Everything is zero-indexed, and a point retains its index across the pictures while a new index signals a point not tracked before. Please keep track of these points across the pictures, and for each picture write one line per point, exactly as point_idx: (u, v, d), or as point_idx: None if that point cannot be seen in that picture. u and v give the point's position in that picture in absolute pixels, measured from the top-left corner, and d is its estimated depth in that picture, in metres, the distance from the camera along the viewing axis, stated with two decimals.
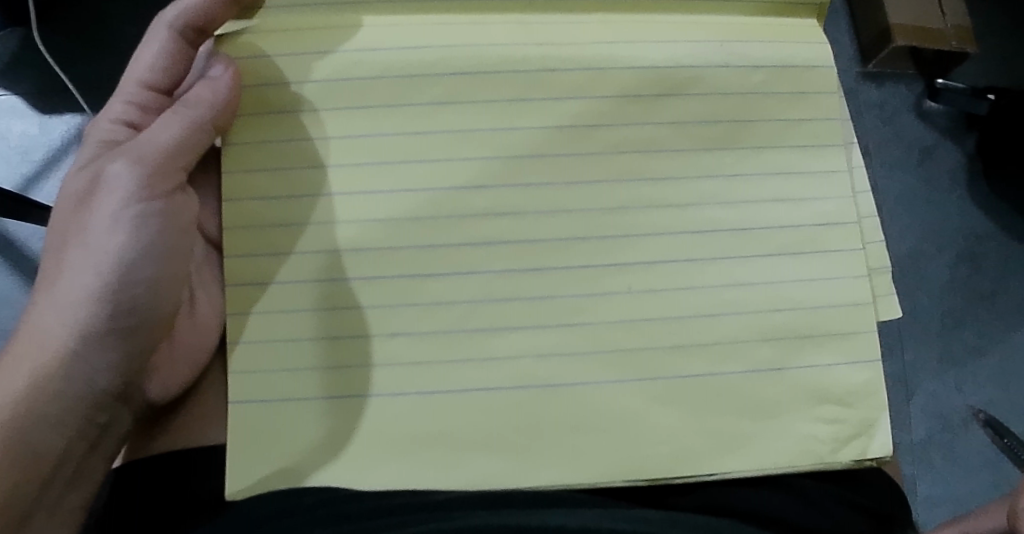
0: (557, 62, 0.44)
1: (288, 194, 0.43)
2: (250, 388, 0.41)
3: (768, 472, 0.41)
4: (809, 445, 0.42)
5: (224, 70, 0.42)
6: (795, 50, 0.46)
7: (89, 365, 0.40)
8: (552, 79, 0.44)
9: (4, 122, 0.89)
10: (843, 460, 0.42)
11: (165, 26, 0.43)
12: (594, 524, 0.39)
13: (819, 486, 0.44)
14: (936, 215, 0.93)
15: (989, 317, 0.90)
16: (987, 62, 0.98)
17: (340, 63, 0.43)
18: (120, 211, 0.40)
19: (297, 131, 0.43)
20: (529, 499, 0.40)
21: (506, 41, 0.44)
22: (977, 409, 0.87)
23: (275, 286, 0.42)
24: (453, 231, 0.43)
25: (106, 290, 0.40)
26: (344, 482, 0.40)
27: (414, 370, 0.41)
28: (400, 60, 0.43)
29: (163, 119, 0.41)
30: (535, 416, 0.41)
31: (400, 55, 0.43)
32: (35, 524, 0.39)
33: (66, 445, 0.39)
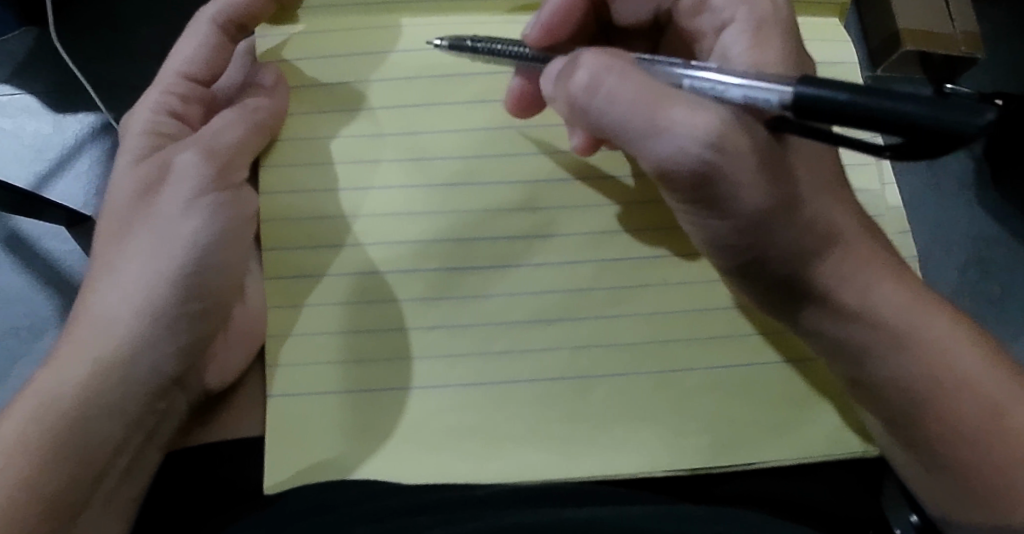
0: None
1: (324, 188, 0.45)
2: (296, 378, 0.41)
3: (810, 459, 0.42)
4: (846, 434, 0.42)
5: (275, 76, 0.46)
6: None
7: (155, 350, 0.39)
8: None
9: (18, 121, 0.83)
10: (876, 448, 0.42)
11: (208, 21, 0.45)
12: (648, 513, 0.37)
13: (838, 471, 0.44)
14: (955, 216, 0.80)
15: (998, 319, 0.77)
16: (994, 62, 0.85)
17: (383, 64, 0.47)
18: (194, 201, 0.41)
19: (343, 129, 0.46)
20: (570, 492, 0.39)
21: None
22: None
23: (325, 280, 0.43)
24: (492, 225, 0.45)
25: (176, 275, 0.40)
26: (392, 474, 0.40)
27: (458, 362, 0.42)
28: (439, 62, 0.48)
29: (224, 116, 0.44)
30: (578, 407, 0.41)
31: (439, 59, 0.48)
32: (89, 518, 0.37)
33: (128, 432, 0.38)
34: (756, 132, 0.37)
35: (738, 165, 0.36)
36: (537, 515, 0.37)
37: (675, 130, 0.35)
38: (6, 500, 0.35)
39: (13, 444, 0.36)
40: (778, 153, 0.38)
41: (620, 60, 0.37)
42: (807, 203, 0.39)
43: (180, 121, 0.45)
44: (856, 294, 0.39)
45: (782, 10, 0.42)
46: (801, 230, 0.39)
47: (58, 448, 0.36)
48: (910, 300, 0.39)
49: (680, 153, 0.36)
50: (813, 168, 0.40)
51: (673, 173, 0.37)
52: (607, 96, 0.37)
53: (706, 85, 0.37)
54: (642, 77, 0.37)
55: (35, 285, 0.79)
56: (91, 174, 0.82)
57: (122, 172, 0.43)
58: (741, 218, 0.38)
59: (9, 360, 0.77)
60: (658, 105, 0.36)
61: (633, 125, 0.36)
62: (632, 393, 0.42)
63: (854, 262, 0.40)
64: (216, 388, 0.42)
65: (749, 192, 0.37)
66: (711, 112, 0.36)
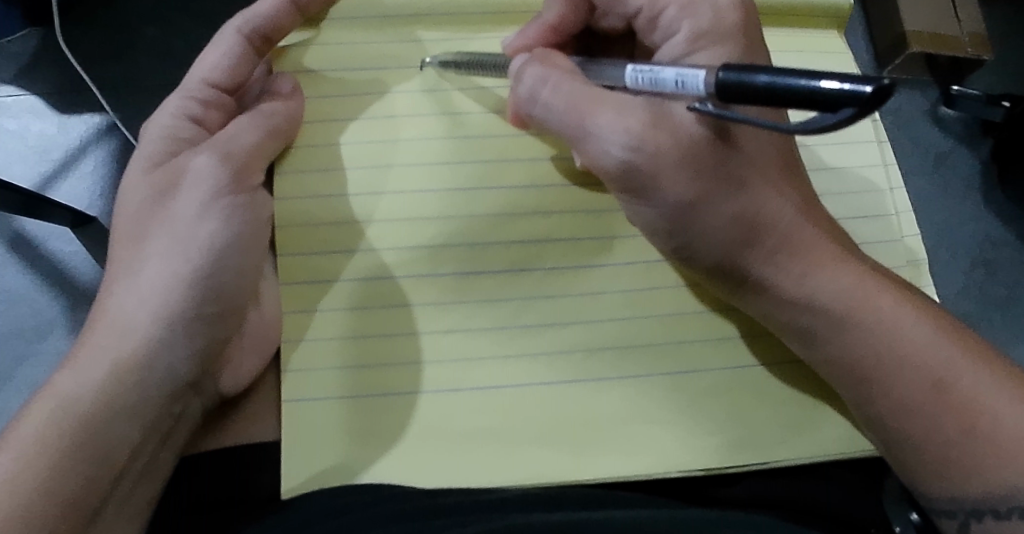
0: None
1: (334, 193, 0.45)
2: (305, 383, 0.41)
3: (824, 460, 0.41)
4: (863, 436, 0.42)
5: (292, 85, 0.46)
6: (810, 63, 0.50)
7: (173, 352, 0.39)
8: None
9: (23, 121, 0.82)
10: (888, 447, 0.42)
11: (234, 31, 0.44)
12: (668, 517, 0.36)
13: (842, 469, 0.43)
14: (959, 219, 0.79)
15: (1006, 324, 0.76)
16: (1003, 64, 0.84)
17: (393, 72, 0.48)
18: (212, 202, 0.41)
19: (352, 133, 0.46)
20: (581, 497, 0.38)
21: None
22: None
23: (335, 284, 0.43)
24: (504, 230, 0.44)
25: (195, 277, 0.40)
26: (405, 479, 0.39)
27: (472, 367, 0.42)
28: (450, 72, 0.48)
29: (244, 120, 0.44)
30: (591, 412, 0.41)
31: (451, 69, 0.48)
32: (104, 521, 0.37)
33: (145, 434, 0.38)
34: (679, 129, 0.40)
35: (659, 162, 0.40)
36: (549, 516, 0.36)
37: (596, 136, 0.41)
38: (23, 506, 0.34)
39: (29, 444, 0.35)
40: (710, 147, 0.41)
41: (556, 72, 0.43)
42: (745, 193, 0.41)
43: (199, 126, 0.44)
44: (793, 279, 0.41)
45: (726, 12, 0.42)
46: (734, 218, 0.41)
47: (76, 450, 0.36)
48: (851, 284, 0.40)
49: (603, 155, 0.41)
50: (754, 157, 0.42)
51: (605, 170, 0.42)
52: (542, 105, 0.43)
53: (642, 75, 0.39)
54: (576, 85, 0.42)
55: (42, 286, 0.79)
56: (97, 174, 0.82)
57: (134, 177, 0.42)
58: (669, 206, 0.41)
59: (14, 360, 0.77)
60: (583, 112, 0.41)
61: (566, 128, 0.42)
62: (644, 395, 0.41)
63: (793, 246, 0.41)
64: (231, 390, 0.41)
65: (673, 184, 0.40)
66: (632, 115, 0.41)
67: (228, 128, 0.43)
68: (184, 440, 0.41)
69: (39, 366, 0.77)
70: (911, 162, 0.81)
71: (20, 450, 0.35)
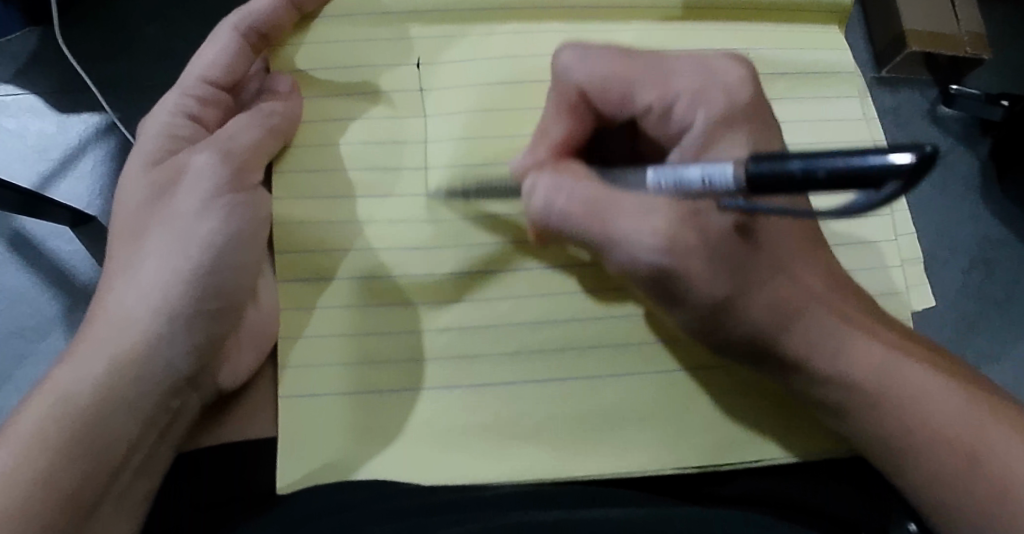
0: None
1: (330, 190, 0.44)
2: (302, 381, 0.41)
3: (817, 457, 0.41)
4: None
5: (290, 84, 0.46)
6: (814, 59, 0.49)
7: (172, 349, 0.39)
8: None
9: (22, 120, 0.82)
10: None
11: (230, 28, 0.44)
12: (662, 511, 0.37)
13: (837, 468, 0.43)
14: (957, 217, 0.79)
15: (1002, 323, 0.77)
16: (1002, 63, 0.84)
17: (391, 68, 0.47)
18: (212, 200, 0.41)
19: (347, 131, 0.46)
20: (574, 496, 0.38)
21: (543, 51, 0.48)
22: None
23: (333, 282, 0.43)
24: (502, 229, 0.44)
25: (195, 274, 0.40)
26: (404, 475, 0.39)
27: (469, 365, 0.42)
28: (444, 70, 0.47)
29: (242, 119, 0.44)
30: (587, 409, 0.41)
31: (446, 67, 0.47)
32: (104, 514, 0.38)
33: (144, 430, 0.38)
34: (710, 226, 0.39)
35: (694, 271, 0.39)
36: (546, 514, 0.36)
37: (623, 241, 0.38)
38: (23, 499, 0.35)
39: (29, 439, 0.36)
40: (737, 243, 0.40)
41: (568, 176, 0.39)
42: (774, 284, 0.40)
43: (197, 124, 0.44)
44: (830, 361, 0.39)
45: (736, 90, 0.40)
46: (768, 306, 0.40)
47: (75, 445, 0.36)
48: (892, 354, 0.39)
49: (632, 260, 0.39)
50: (781, 242, 0.41)
51: (636, 274, 0.39)
52: (559, 215, 0.39)
53: (665, 178, 0.35)
54: (592, 185, 0.39)
55: (42, 285, 0.79)
56: (96, 173, 0.82)
57: (134, 173, 0.42)
58: (703, 309, 0.40)
59: (14, 359, 0.77)
60: (605, 214, 0.38)
61: (590, 236, 0.39)
62: (641, 392, 0.42)
63: (829, 325, 0.40)
64: (229, 386, 0.41)
65: (708, 285, 0.39)
66: (656, 221, 0.38)
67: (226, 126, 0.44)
68: (183, 435, 0.41)
69: (39, 365, 0.77)
70: (911, 161, 0.80)
71: (20, 445, 0.36)
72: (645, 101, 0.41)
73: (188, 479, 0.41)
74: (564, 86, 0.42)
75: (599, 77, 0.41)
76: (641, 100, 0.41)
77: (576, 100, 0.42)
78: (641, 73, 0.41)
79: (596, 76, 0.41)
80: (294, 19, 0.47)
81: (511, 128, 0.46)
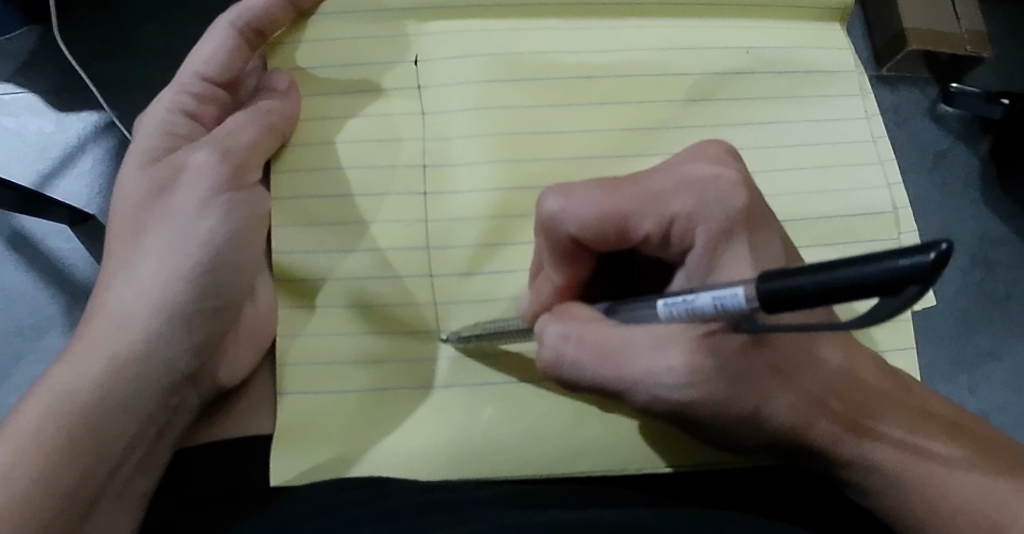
0: (593, 69, 0.47)
1: (329, 189, 0.44)
2: (301, 380, 0.41)
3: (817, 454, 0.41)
4: None
5: (288, 81, 0.46)
6: (816, 57, 0.49)
7: (171, 347, 0.39)
8: (589, 85, 0.47)
9: (21, 119, 0.82)
10: None
11: (227, 26, 0.44)
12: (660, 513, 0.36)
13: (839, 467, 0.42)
14: (958, 217, 0.79)
15: (1002, 323, 0.77)
16: (1004, 62, 0.84)
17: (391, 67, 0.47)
18: (211, 198, 0.41)
19: (346, 130, 0.46)
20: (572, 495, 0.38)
21: (542, 48, 0.47)
22: (987, 416, 0.74)
23: (333, 280, 0.43)
24: (502, 228, 0.44)
25: (193, 271, 0.40)
26: (402, 473, 0.40)
27: (468, 363, 0.41)
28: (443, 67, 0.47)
29: (239, 116, 0.44)
30: (586, 408, 0.41)
31: (445, 64, 0.47)
32: (102, 513, 0.37)
33: (142, 429, 0.38)
34: (721, 347, 0.36)
35: (715, 397, 0.36)
36: (542, 515, 0.35)
37: (644, 383, 0.37)
38: (21, 496, 0.35)
39: (27, 437, 0.36)
40: (753, 354, 0.37)
41: (575, 321, 0.38)
42: (794, 385, 0.37)
43: (194, 120, 0.44)
44: (855, 452, 0.37)
45: (733, 197, 0.36)
46: (789, 424, 0.37)
47: (73, 443, 0.36)
48: (909, 452, 0.37)
49: (654, 398, 0.37)
50: (802, 353, 0.38)
51: (655, 412, 0.38)
52: (572, 365, 0.37)
53: (676, 308, 0.32)
54: (598, 331, 0.37)
55: (40, 284, 0.79)
56: (95, 172, 0.82)
57: (132, 171, 0.42)
58: (726, 427, 0.37)
59: (13, 359, 0.77)
60: (619, 362, 0.37)
61: (604, 381, 0.37)
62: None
63: (851, 426, 0.37)
64: (228, 384, 0.41)
65: (735, 405, 0.37)
66: (677, 354, 0.36)
67: (224, 123, 0.44)
68: (181, 432, 0.41)
69: (38, 365, 0.77)
70: (912, 160, 0.80)
71: (18, 443, 0.35)
72: (643, 231, 0.37)
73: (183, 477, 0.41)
74: (552, 231, 0.38)
75: (595, 219, 0.36)
76: (639, 233, 0.37)
77: (568, 243, 0.38)
78: (633, 202, 0.36)
79: (587, 223, 0.37)
80: (291, 16, 0.47)
81: (509, 125, 0.46)
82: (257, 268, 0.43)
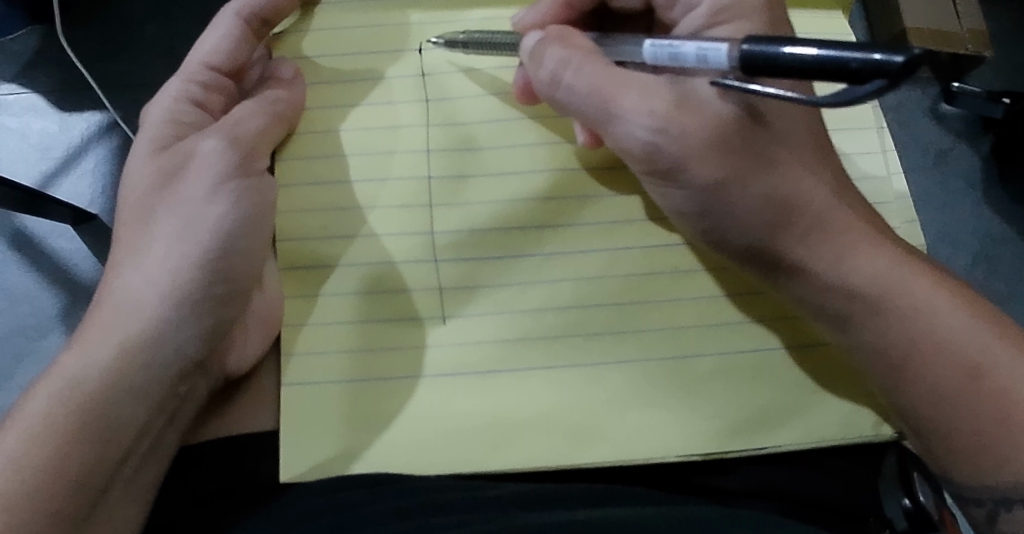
0: None
1: (333, 179, 0.44)
2: (306, 369, 0.41)
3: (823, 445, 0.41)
4: (857, 418, 0.41)
5: (294, 70, 0.46)
6: None
7: (181, 333, 0.39)
8: None
9: (24, 119, 0.82)
10: (889, 433, 0.41)
11: (232, 14, 0.44)
12: (664, 519, 0.36)
13: (839, 458, 0.43)
14: (959, 215, 0.79)
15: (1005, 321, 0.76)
16: (1004, 61, 0.84)
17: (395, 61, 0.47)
18: (220, 186, 0.41)
19: (349, 120, 0.46)
20: (576, 495, 0.38)
21: None
22: None
23: (338, 269, 0.43)
24: (506, 217, 0.44)
25: (203, 257, 0.40)
26: (407, 465, 0.39)
27: (472, 349, 0.42)
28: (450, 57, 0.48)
29: (246, 105, 0.44)
30: (592, 396, 0.41)
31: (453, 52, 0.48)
32: (112, 502, 0.37)
33: (151, 417, 0.38)
34: (693, 99, 0.41)
35: (688, 142, 0.40)
36: (550, 515, 0.36)
37: (624, 120, 0.41)
38: (29, 485, 0.34)
39: (36, 425, 0.36)
40: (742, 133, 0.41)
41: (577, 52, 0.42)
42: (773, 173, 0.41)
43: (201, 110, 0.44)
44: (831, 266, 0.40)
45: None
46: (757, 210, 0.41)
47: (82, 432, 0.36)
48: (890, 274, 0.40)
49: (634, 139, 0.41)
50: (782, 132, 0.42)
51: (630, 152, 0.42)
52: (567, 89, 0.43)
53: (661, 51, 0.40)
54: (592, 69, 0.42)
55: (43, 283, 0.79)
56: (98, 172, 0.82)
57: (140, 160, 0.42)
58: (696, 189, 0.41)
59: (15, 359, 0.77)
60: (609, 99, 0.41)
61: (591, 112, 0.42)
62: (641, 377, 0.41)
63: (831, 236, 0.41)
64: (236, 372, 0.41)
65: (700, 167, 0.40)
66: (658, 101, 0.41)
67: (231, 112, 0.43)
68: (188, 423, 0.41)
69: (40, 364, 0.77)
70: (913, 158, 0.80)
71: (27, 432, 0.36)
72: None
73: (186, 475, 0.40)
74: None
75: (595, 87, 0.42)
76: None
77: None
78: None
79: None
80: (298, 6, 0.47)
81: (509, 112, 0.47)
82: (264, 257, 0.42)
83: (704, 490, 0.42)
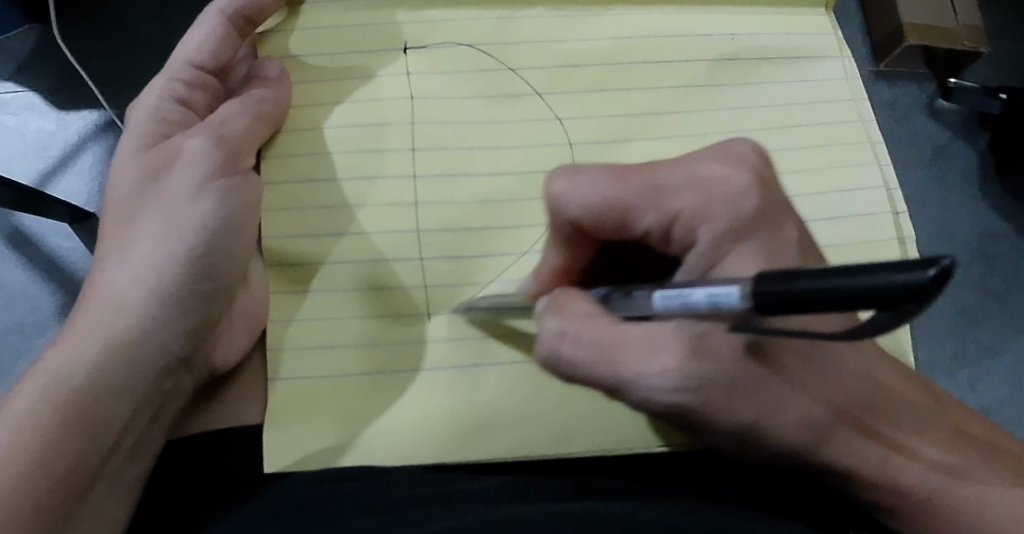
0: (580, 58, 0.48)
1: (319, 177, 0.44)
2: (293, 364, 0.41)
3: None
4: None
5: (279, 70, 0.46)
6: (801, 43, 0.49)
7: (167, 330, 0.40)
8: (576, 73, 0.47)
9: (22, 117, 0.83)
10: None
11: (216, 12, 0.44)
12: (647, 511, 0.37)
13: None
14: (957, 210, 0.78)
15: (1001, 318, 0.77)
16: (1000, 57, 0.84)
17: (383, 58, 0.47)
18: (205, 184, 0.41)
19: (332, 118, 0.46)
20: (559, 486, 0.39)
21: (531, 38, 0.48)
22: (985, 413, 0.74)
23: (327, 265, 0.43)
24: (491, 214, 0.44)
25: (189, 255, 0.41)
26: (393, 457, 0.40)
27: (455, 345, 0.42)
28: (443, 58, 0.47)
29: (231, 105, 0.44)
30: (575, 388, 0.41)
31: (445, 53, 0.47)
32: (97, 496, 0.38)
33: (135, 412, 0.39)
34: (710, 345, 0.34)
35: (734, 398, 0.35)
36: (534, 505, 0.37)
37: (642, 382, 0.34)
38: (16, 479, 0.35)
39: (21, 420, 0.36)
40: (755, 366, 0.35)
41: (574, 311, 0.35)
42: (802, 399, 0.36)
43: (185, 108, 0.45)
44: (879, 465, 0.38)
45: (747, 196, 0.35)
46: (792, 435, 0.37)
47: (67, 425, 0.36)
48: (940, 472, 0.38)
49: (654, 397, 0.35)
50: (794, 350, 0.36)
51: (655, 411, 0.36)
52: (569, 359, 0.35)
53: (671, 299, 0.31)
54: (605, 325, 0.35)
55: (41, 281, 0.79)
56: (95, 170, 0.82)
57: (126, 158, 0.43)
58: (731, 432, 0.36)
59: (12, 356, 0.77)
60: (615, 358, 0.34)
61: (606, 379, 0.35)
62: (587, 400, 0.41)
63: (858, 443, 0.37)
64: (222, 368, 0.42)
65: (732, 417, 0.36)
66: (670, 355, 0.34)
67: (217, 111, 0.44)
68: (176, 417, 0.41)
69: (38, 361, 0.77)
70: (911, 153, 0.80)
71: (13, 427, 0.36)
72: (644, 225, 0.36)
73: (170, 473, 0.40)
74: (559, 216, 0.37)
75: (580, 345, 0.34)
76: (640, 226, 0.36)
77: (568, 230, 0.38)
78: (636, 194, 0.35)
79: (590, 208, 0.36)
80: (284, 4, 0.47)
81: (492, 116, 0.46)
82: (249, 253, 0.43)
83: (690, 483, 0.42)
